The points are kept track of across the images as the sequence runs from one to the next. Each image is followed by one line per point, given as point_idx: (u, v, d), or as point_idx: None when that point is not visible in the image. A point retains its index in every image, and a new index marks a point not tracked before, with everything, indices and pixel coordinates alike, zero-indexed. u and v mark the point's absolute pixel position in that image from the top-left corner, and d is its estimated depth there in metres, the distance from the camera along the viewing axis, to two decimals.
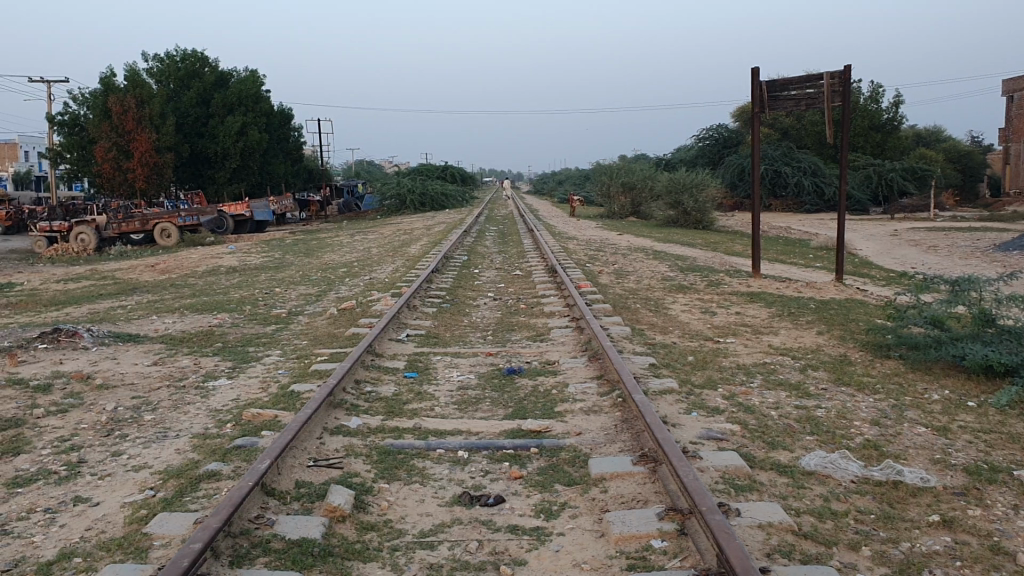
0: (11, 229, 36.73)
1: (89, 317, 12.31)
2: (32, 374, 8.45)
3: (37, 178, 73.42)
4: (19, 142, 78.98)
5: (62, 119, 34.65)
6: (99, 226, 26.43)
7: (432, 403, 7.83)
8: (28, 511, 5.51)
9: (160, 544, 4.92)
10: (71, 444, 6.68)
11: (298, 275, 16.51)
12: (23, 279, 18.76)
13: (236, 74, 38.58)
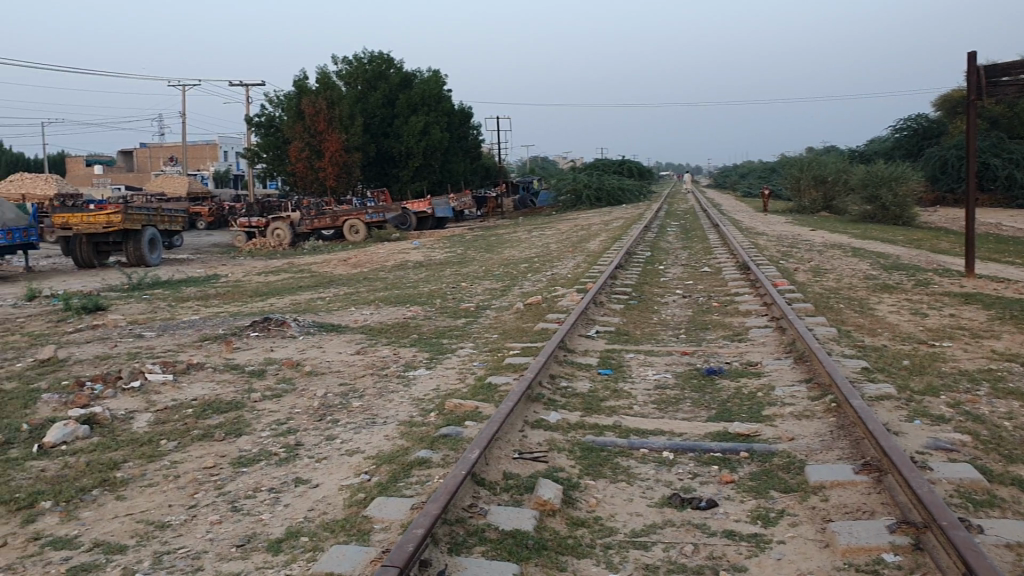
0: (214, 224, 39.42)
1: (292, 308, 12.92)
2: (246, 360, 8.78)
3: (236, 177, 79.16)
4: (220, 144, 84.91)
5: (260, 120, 37.00)
6: (294, 222, 27.70)
7: (630, 401, 7.72)
8: (254, 490, 5.48)
9: (381, 528, 4.83)
10: (288, 428, 6.69)
11: (483, 270, 16.81)
12: (229, 271, 20.03)
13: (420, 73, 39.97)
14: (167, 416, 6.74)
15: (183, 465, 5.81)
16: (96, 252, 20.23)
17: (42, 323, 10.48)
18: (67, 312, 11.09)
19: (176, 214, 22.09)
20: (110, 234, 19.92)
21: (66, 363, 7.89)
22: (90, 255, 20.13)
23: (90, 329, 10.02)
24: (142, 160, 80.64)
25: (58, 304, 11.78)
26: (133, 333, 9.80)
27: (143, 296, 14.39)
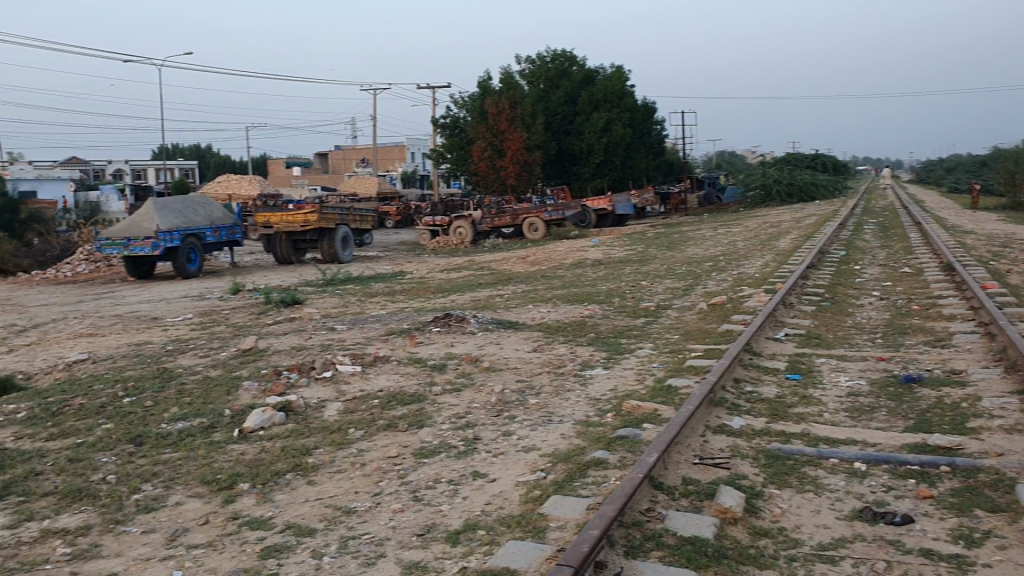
0: (401, 222, 41.00)
1: (473, 304, 13.23)
2: (429, 354, 9.03)
3: (423, 176, 82.04)
4: (409, 145, 88.23)
5: (445, 121, 38.20)
6: (475, 221, 28.38)
7: (820, 408, 7.35)
8: (434, 481, 5.60)
9: (557, 526, 4.81)
10: (467, 421, 6.81)
11: (664, 269, 16.56)
12: (415, 268, 20.76)
13: (604, 70, 39.91)
14: (355, 406, 7.03)
15: (369, 453, 6.03)
16: (294, 249, 21.50)
17: (245, 315, 11.24)
18: (267, 305, 11.84)
19: (366, 213, 23.08)
20: (307, 232, 21.10)
21: (265, 353, 8.40)
22: (288, 253, 21.42)
23: (287, 321, 10.64)
24: (337, 161, 85.10)
25: (260, 297, 12.60)
26: (325, 326, 10.33)
27: (335, 291, 15.15)
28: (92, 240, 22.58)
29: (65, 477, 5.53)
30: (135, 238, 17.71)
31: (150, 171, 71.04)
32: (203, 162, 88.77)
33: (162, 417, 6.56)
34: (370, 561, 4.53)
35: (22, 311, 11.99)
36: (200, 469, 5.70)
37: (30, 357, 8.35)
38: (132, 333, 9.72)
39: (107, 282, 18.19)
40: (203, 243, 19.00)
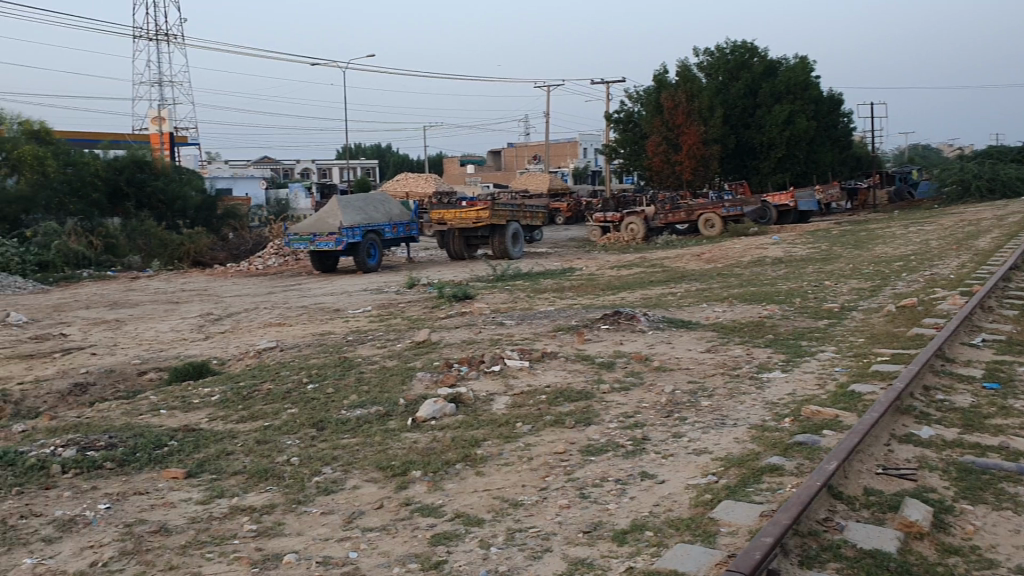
0: (573, 219, 41.15)
1: (645, 302, 13.09)
2: (598, 352, 9.00)
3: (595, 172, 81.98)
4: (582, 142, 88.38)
5: (619, 116, 38.08)
6: (648, 217, 28.12)
7: (1022, 421, 6.78)
8: (601, 479, 5.57)
9: (728, 532, 4.68)
10: (636, 421, 6.73)
11: (849, 269, 15.78)
12: (586, 264, 20.77)
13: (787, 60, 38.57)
14: (523, 400, 7.11)
15: (537, 448, 6.08)
16: (467, 245, 22.05)
17: (419, 309, 11.60)
18: (440, 300, 12.16)
19: (537, 209, 23.29)
20: (479, 229, 21.53)
21: (438, 346, 8.63)
22: (461, 248, 21.97)
23: (459, 315, 10.90)
24: (510, 159, 86.54)
25: (434, 292, 12.98)
26: (496, 321, 10.49)
27: (507, 287, 15.38)
28: (282, 236, 23.97)
29: (253, 458, 5.89)
30: (321, 233, 18.60)
31: (334, 170, 74.59)
32: (384, 161, 92.48)
33: (341, 404, 6.86)
34: (537, 554, 4.57)
35: (219, 301, 12.87)
36: (375, 455, 5.92)
37: (224, 344, 8.94)
38: (315, 323, 10.23)
39: (294, 275, 19.27)
40: (381, 239, 19.79)
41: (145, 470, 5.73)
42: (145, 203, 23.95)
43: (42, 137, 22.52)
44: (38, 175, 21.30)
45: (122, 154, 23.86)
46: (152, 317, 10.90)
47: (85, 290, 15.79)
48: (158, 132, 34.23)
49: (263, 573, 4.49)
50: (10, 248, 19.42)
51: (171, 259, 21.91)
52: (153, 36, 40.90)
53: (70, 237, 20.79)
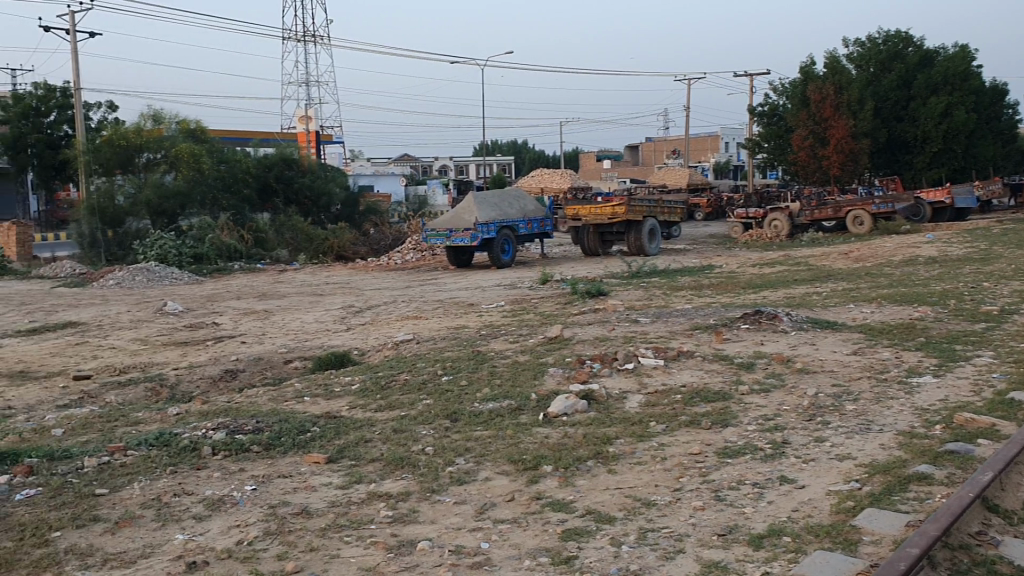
0: (712, 215, 40.33)
1: (787, 301, 12.69)
2: (736, 351, 8.78)
3: (736, 168, 80.00)
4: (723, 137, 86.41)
5: (762, 110, 37.06)
6: (793, 213, 27.29)
7: None
8: (738, 482, 5.43)
9: (870, 541, 4.48)
10: (775, 424, 6.53)
11: (1011, 270, 14.82)
12: (724, 261, 20.34)
13: (945, 49, 36.48)
14: (657, 399, 7.01)
15: (671, 448, 5.99)
16: (601, 241, 21.89)
17: (554, 304, 11.63)
18: (574, 296, 12.15)
19: (675, 205, 22.91)
20: (615, 225, 21.42)
21: (571, 342, 8.63)
22: (596, 245, 21.82)
23: (592, 312, 10.86)
24: (648, 154, 85.66)
25: (568, 288, 12.98)
26: (630, 318, 10.41)
27: (642, 284, 15.23)
28: (419, 231, 24.52)
29: (390, 446, 6.05)
30: (456, 229, 18.98)
31: (471, 167, 75.60)
32: (521, 157, 93.23)
33: (475, 397, 6.95)
34: (669, 555, 4.50)
35: (360, 294, 13.28)
36: (507, 448, 5.97)
37: (364, 336, 9.22)
38: (451, 317, 10.41)
39: (431, 269, 19.68)
40: (516, 235, 19.97)
41: (289, 454, 5.97)
42: (293, 199, 25.17)
43: (198, 135, 23.82)
44: (193, 171, 22.34)
45: (272, 151, 25.08)
46: (297, 308, 11.36)
47: (236, 281, 16.60)
48: (305, 130, 35.64)
49: (398, 559, 4.61)
50: (168, 241, 20.59)
51: (316, 254, 22.68)
52: (300, 37, 42.43)
53: (222, 231, 21.94)
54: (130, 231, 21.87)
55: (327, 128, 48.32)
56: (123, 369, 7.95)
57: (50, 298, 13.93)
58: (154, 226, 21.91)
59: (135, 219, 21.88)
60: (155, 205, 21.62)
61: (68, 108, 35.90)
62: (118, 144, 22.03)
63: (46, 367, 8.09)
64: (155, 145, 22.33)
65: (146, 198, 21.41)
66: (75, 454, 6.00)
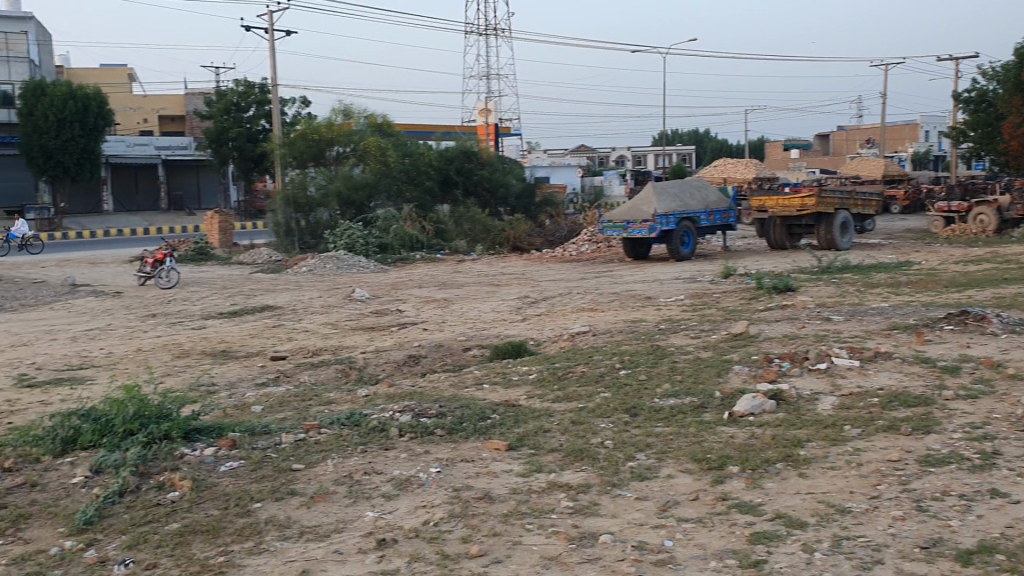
0: (910, 208, 38.13)
1: (997, 302, 11.76)
2: (939, 354, 8.20)
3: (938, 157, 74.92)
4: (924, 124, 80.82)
5: (970, 96, 34.90)
6: (1002, 207, 25.34)
7: None
8: (942, 493, 5.06)
9: None
10: (985, 432, 6.03)
11: None
12: (921, 258, 19.11)
13: None
14: (852, 402, 6.66)
15: (867, 454, 5.66)
16: (788, 235, 21.11)
17: (737, 300, 11.30)
18: (758, 291, 11.75)
19: (871, 197, 21.74)
20: (803, 217, 20.66)
21: (757, 339, 8.35)
22: (782, 238, 21.05)
23: (779, 309, 10.47)
24: (840, 144, 81.74)
25: (752, 282, 12.56)
26: (821, 316, 9.97)
27: (832, 280, 14.54)
28: (595, 222, 24.46)
29: (569, 437, 6.04)
30: (634, 221, 18.87)
31: (650, 156, 74.46)
32: (701, 147, 91.24)
33: (656, 392, 6.84)
34: (866, 565, 4.26)
35: (538, 285, 13.37)
36: (690, 446, 5.82)
37: (541, 327, 9.27)
38: (628, 310, 10.30)
39: (607, 261, 19.64)
40: (697, 227, 19.58)
41: (471, 439, 6.06)
42: (472, 191, 25.27)
43: (384, 130, 24.78)
44: (380, 164, 23.52)
45: (453, 144, 25.24)
46: (476, 297, 11.57)
47: (417, 270, 17.15)
48: (484, 122, 36.29)
49: (580, 550, 4.59)
50: (356, 231, 21.57)
51: (493, 244, 23.18)
52: (483, 30, 42.88)
53: (406, 222, 22.74)
54: (322, 221, 23.06)
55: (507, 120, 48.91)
56: (315, 351, 8.34)
57: (250, 283, 14.86)
58: (343, 216, 23.08)
59: (326, 209, 23.13)
60: (345, 196, 22.85)
61: (265, 103, 38.02)
62: (309, 138, 23.46)
63: (246, 347, 8.60)
64: (345, 139, 23.64)
65: (336, 189, 22.73)
66: (274, 430, 6.35)
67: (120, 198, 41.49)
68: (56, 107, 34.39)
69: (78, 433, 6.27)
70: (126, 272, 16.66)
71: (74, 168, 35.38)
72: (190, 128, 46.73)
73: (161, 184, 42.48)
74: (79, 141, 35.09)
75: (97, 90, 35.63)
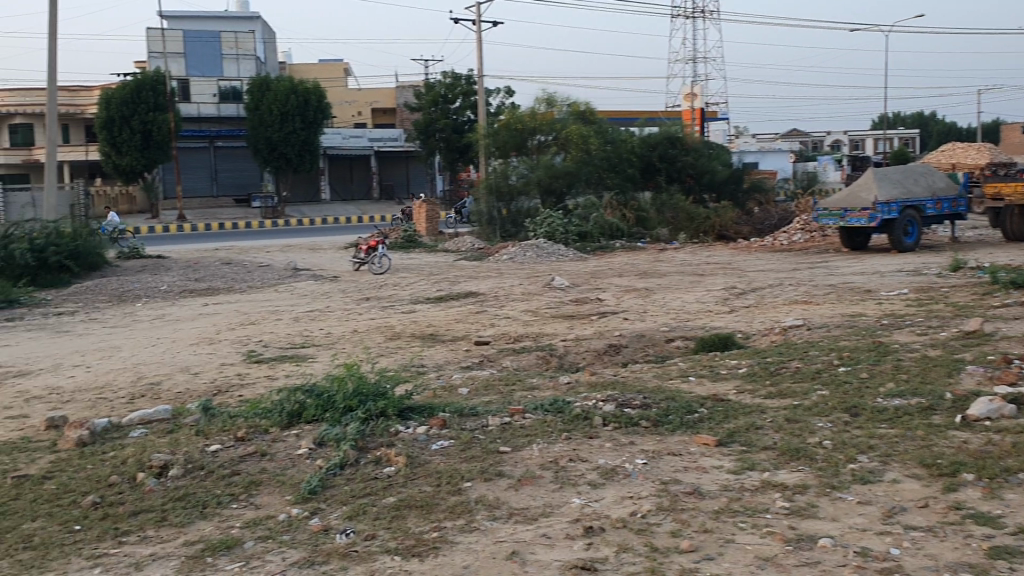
0: None
1: None
2: None
3: None
4: None
5: None
6: None
7: None
8: None
9: None
10: None
11: None
12: None
13: None
14: None
15: None
16: None
17: (967, 295, 10.46)
18: (993, 286, 10.83)
19: None
20: None
21: (993, 338, 7.69)
22: (1021, 228, 19.43)
23: (1019, 304, 9.59)
24: None
25: (986, 276, 11.59)
26: None
27: None
28: (808, 212, 23.90)
29: (783, 435, 5.80)
30: (852, 208, 18.01)
31: (867, 141, 70.55)
32: (926, 131, 85.28)
33: (878, 391, 6.45)
34: None
35: (744, 275, 12.96)
36: (919, 450, 5.45)
37: (750, 319, 8.99)
38: (844, 303, 9.79)
39: (821, 252, 18.84)
40: (923, 216, 18.42)
41: (678, 433, 5.94)
42: (676, 177, 24.86)
43: (586, 117, 24.55)
44: (581, 152, 23.54)
45: (656, 130, 24.85)
46: (679, 287, 11.36)
47: (619, 259, 17.10)
48: (689, 108, 35.68)
49: (798, 553, 4.39)
50: (557, 219, 21.78)
51: (697, 232, 22.85)
52: (689, 14, 42.57)
53: (607, 211, 22.98)
54: (523, 209, 23.49)
55: (713, 106, 47.91)
56: (518, 337, 8.46)
57: (456, 269, 15.32)
58: (543, 205, 23.39)
59: (527, 198, 23.50)
60: (545, 184, 23.16)
61: (471, 94, 39.29)
62: (514, 127, 23.68)
63: (452, 331, 8.85)
64: (547, 127, 23.68)
65: (537, 178, 23.00)
66: (481, 411, 6.49)
67: (337, 188, 44.18)
68: (280, 102, 36.82)
69: (302, 407, 6.66)
70: (342, 257, 17.61)
71: (296, 159, 37.89)
72: (401, 120, 49.23)
73: (373, 174, 44.63)
74: (301, 134, 37.48)
75: (317, 85, 37.88)
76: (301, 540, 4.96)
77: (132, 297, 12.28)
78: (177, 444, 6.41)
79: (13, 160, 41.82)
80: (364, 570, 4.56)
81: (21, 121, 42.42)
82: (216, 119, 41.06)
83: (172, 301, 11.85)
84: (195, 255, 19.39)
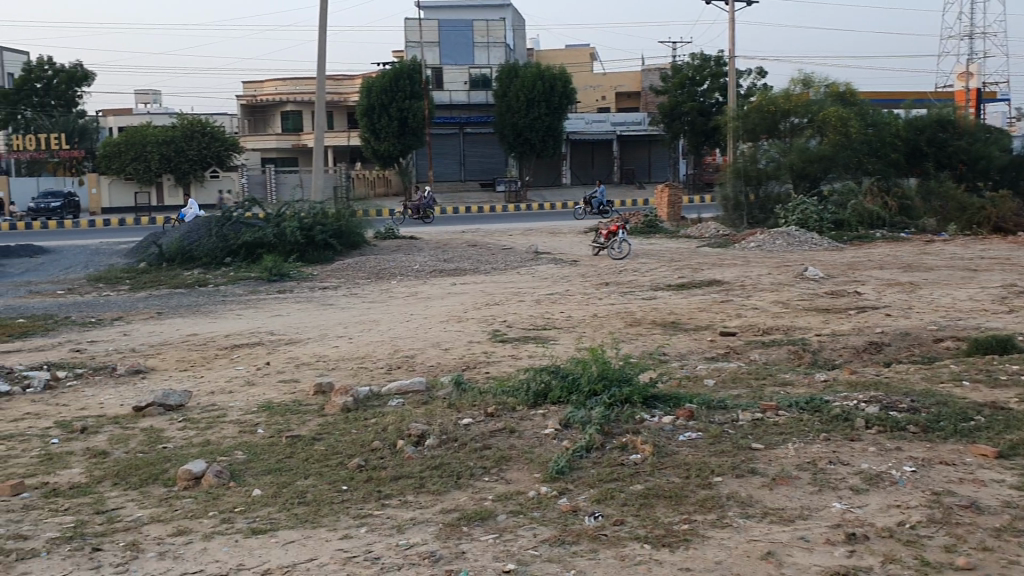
0: None
1: None
2: None
3: None
4: None
5: None
6: None
7: None
8: None
9: None
10: None
11: None
12: None
13: None
14: None
15: None
16: None
17: None
18: None
19: None
20: None
21: None
22: None
23: None
24: None
25: None
26: None
27: None
28: None
29: None
30: None
31: None
32: None
33: None
34: None
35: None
36: None
37: None
38: None
39: None
40: None
41: (951, 441, 5.54)
42: (947, 162, 22.88)
43: (846, 99, 23.18)
44: (840, 136, 21.97)
45: (926, 112, 23.00)
46: (947, 283, 10.56)
47: (878, 250, 16.21)
48: (961, 89, 32.87)
49: None
50: (810, 206, 21.06)
51: (969, 223, 21.30)
52: None
53: (867, 198, 22.26)
54: (772, 195, 22.79)
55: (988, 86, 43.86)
56: (767, 329, 8.21)
57: (699, 256, 15.07)
58: (796, 190, 22.53)
59: (777, 182, 22.73)
60: (798, 168, 22.11)
61: (720, 77, 38.30)
62: (765, 109, 23.02)
63: (696, 321, 8.72)
64: (802, 110, 22.57)
65: (790, 162, 22.04)
66: (730, 405, 6.37)
67: (578, 172, 44.88)
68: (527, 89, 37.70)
69: (548, 388, 6.81)
70: (584, 242, 17.81)
71: (539, 145, 38.76)
72: (646, 104, 48.33)
73: (614, 159, 44.83)
74: (546, 120, 38.19)
75: (564, 70, 38.33)
76: (551, 518, 5.08)
77: (389, 275, 13.05)
78: (432, 415, 6.78)
79: (284, 145, 45.76)
80: (614, 555, 4.59)
81: (291, 108, 46.15)
82: (466, 106, 43.19)
83: (424, 280, 12.47)
84: (444, 236, 20.30)
